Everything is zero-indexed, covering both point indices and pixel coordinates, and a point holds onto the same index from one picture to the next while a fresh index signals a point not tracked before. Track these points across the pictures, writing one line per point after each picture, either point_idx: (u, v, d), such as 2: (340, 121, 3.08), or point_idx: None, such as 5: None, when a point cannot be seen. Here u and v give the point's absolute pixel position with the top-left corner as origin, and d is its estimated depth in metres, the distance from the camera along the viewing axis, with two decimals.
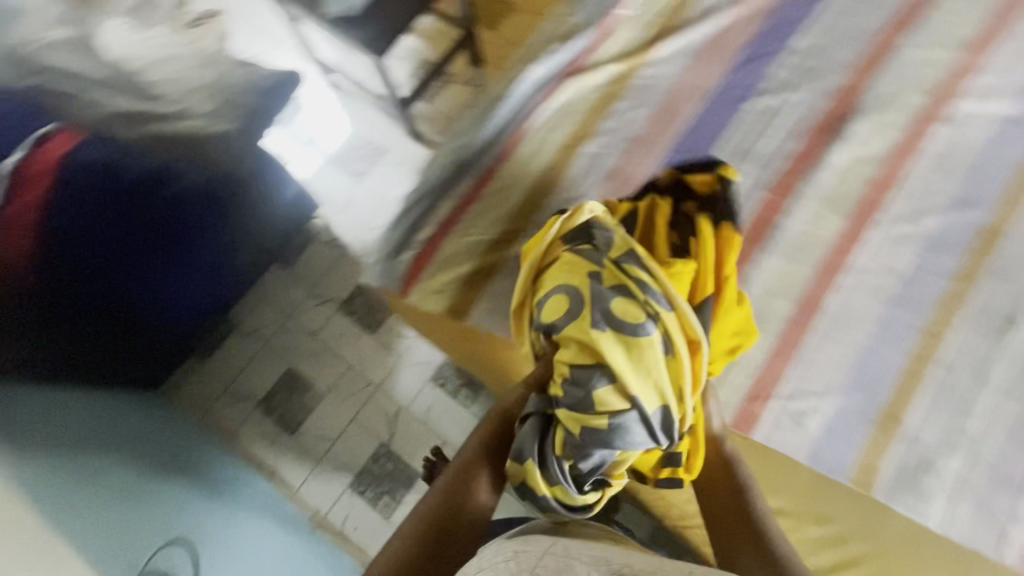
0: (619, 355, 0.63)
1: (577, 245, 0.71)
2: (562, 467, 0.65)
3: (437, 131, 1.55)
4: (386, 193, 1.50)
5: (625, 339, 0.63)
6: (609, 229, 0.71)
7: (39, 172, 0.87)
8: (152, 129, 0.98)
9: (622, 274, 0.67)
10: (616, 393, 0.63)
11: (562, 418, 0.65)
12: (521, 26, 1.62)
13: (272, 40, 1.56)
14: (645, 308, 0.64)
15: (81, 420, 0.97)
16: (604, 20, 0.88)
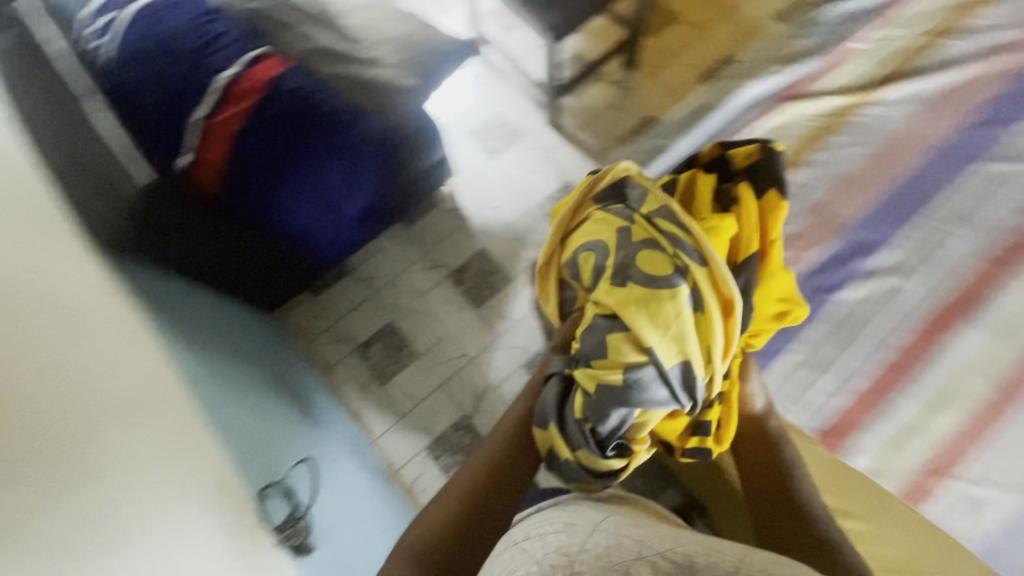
0: (638, 303, 0.62)
1: (608, 207, 0.72)
2: (582, 431, 0.63)
3: (578, 126, 1.55)
4: (518, 175, 1.51)
5: (648, 288, 0.62)
6: (643, 190, 0.71)
7: (248, 90, 0.92)
8: (349, 72, 1.02)
9: (652, 229, 0.66)
10: (631, 345, 0.61)
11: (581, 374, 0.64)
12: (686, 41, 1.61)
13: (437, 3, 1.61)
14: (673, 261, 0.63)
15: (225, 330, 1.03)
16: (836, 49, 0.91)
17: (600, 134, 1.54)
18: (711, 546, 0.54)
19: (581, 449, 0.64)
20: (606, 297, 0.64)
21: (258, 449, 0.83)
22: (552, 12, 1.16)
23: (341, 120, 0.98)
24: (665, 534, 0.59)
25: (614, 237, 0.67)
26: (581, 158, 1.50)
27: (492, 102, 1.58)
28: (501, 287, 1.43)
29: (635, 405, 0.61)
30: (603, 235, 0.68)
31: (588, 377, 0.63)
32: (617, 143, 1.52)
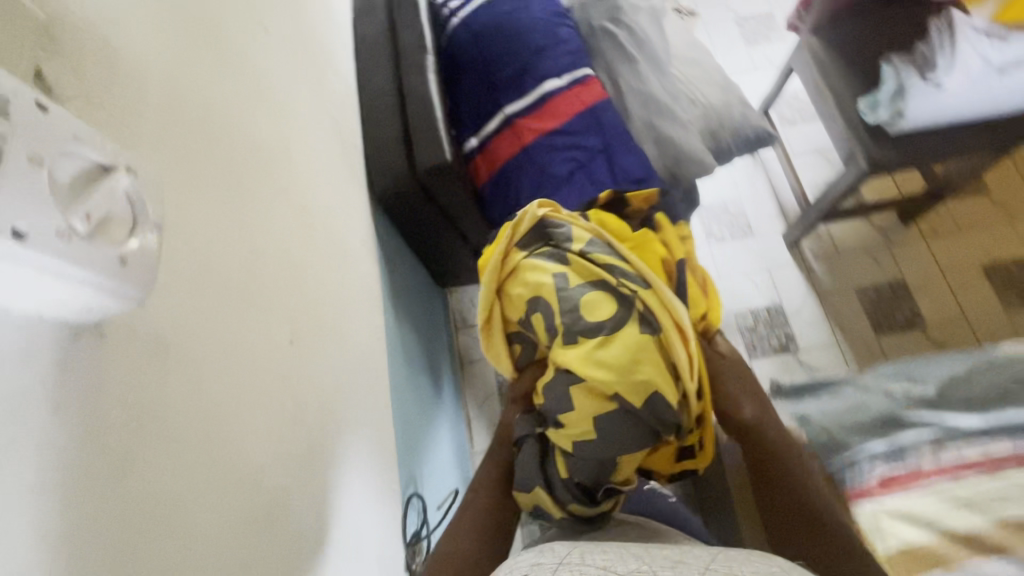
0: (602, 350, 0.67)
1: (535, 252, 0.76)
2: (565, 485, 0.68)
3: (815, 253, 1.39)
4: (725, 274, 1.40)
5: (607, 333, 0.68)
6: (563, 229, 0.76)
7: (565, 106, 0.90)
8: (658, 127, 0.94)
9: (588, 269, 0.72)
10: (594, 395, 0.66)
11: (555, 438, 0.69)
12: (989, 222, 1.38)
13: (746, 65, 1.64)
14: (619, 296, 0.69)
15: (420, 314, 1.03)
16: None
17: (834, 272, 1.37)
18: (688, 561, 0.41)
19: (573, 503, 0.69)
20: (569, 351, 0.68)
21: (419, 474, 0.82)
22: (886, 148, 1.01)
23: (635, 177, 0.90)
24: (643, 549, 0.46)
25: (553, 288, 0.71)
26: (803, 290, 1.36)
27: (737, 190, 1.47)
28: None
29: (613, 451, 0.66)
30: (544, 289, 0.72)
31: (562, 436, 0.68)
32: (849, 292, 1.35)
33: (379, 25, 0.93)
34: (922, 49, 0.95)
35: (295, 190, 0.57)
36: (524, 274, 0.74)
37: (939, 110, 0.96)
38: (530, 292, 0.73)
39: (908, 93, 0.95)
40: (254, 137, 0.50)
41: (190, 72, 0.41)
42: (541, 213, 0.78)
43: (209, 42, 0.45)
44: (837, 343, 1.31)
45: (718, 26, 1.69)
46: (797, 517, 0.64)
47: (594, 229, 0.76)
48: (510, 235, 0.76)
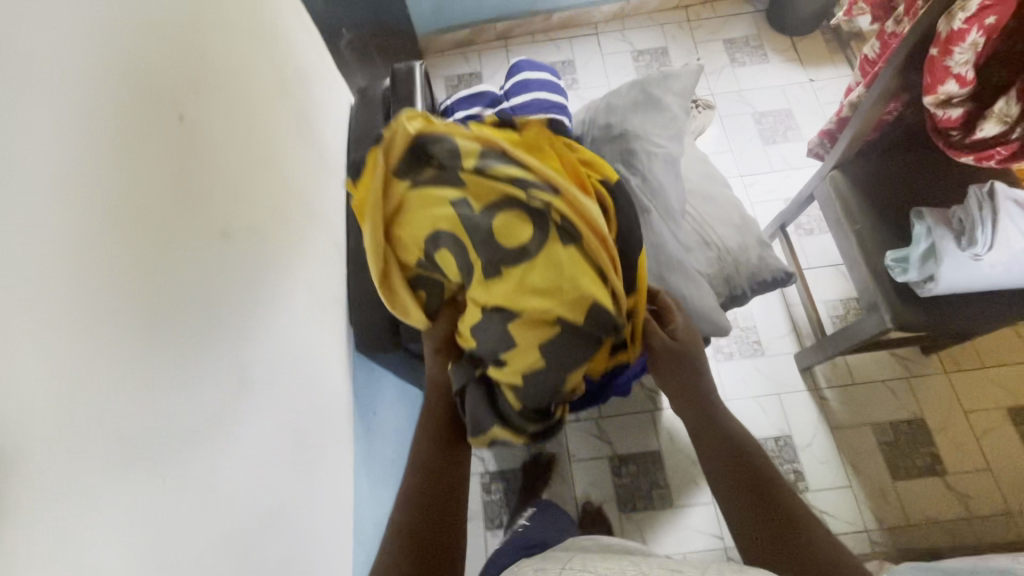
0: (529, 277, 0.58)
1: (421, 181, 0.61)
2: (520, 414, 0.65)
3: (829, 380, 1.31)
4: (733, 395, 1.32)
5: (526, 257, 0.57)
6: (442, 144, 0.59)
7: None
8: (669, 282, 0.86)
9: (487, 188, 0.59)
10: (529, 323, 0.59)
11: (501, 376, 0.63)
12: (1013, 360, 1.30)
13: (761, 164, 1.58)
14: (529, 213, 0.58)
15: (397, 458, 0.95)
16: None
17: (849, 404, 1.29)
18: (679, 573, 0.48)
19: (531, 426, 0.68)
20: (496, 286, 0.59)
21: None
22: (913, 311, 0.93)
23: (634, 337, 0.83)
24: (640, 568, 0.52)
25: (455, 221, 0.59)
26: (812, 419, 1.28)
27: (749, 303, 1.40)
28: (659, 505, 1.24)
29: (565, 373, 0.61)
30: (449, 224, 0.60)
31: (509, 374, 0.62)
32: (864, 428, 1.26)
33: None
34: (958, 215, 0.88)
35: (234, 465, 0.51)
36: (418, 209, 0.62)
37: (976, 274, 0.86)
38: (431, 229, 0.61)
39: (942, 257, 0.86)
40: (180, 427, 0.44)
41: (110, 404, 0.37)
42: (413, 124, 0.60)
43: (145, 336, 0.41)
44: (850, 486, 1.22)
45: (735, 122, 1.64)
46: (749, 488, 0.62)
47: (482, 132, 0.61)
48: (387, 159, 0.61)
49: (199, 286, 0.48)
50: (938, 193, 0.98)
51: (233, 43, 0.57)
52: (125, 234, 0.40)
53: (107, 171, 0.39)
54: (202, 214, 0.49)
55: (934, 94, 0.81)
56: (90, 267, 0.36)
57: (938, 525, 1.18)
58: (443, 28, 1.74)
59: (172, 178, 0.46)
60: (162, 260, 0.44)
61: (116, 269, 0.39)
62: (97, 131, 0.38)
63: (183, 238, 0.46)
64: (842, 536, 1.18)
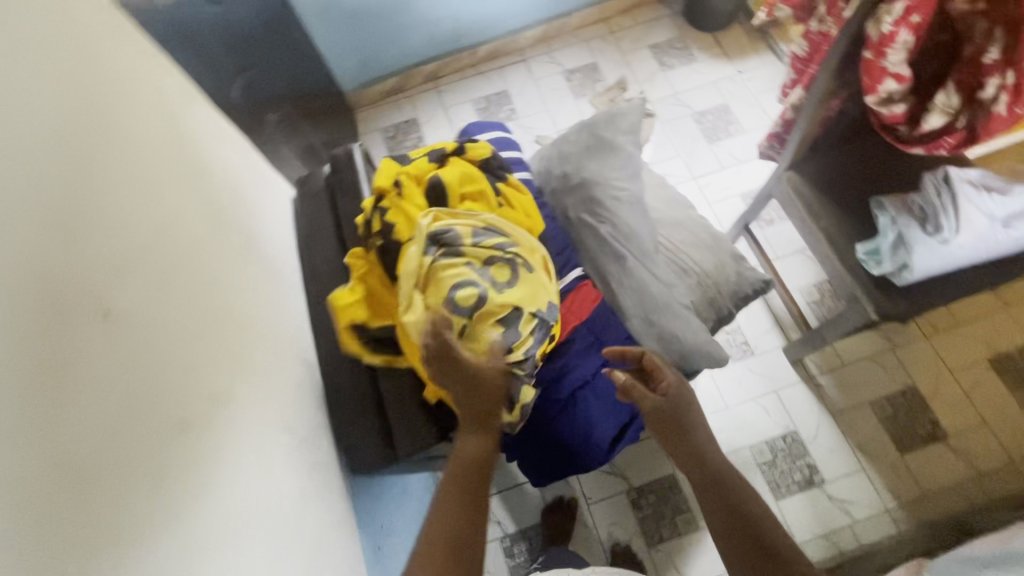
0: (533, 296, 0.68)
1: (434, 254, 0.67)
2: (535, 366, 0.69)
3: (820, 367, 1.32)
4: (733, 402, 1.31)
5: (526, 289, 0.67)
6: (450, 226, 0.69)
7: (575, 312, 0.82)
8: (660, 324, 0.83)
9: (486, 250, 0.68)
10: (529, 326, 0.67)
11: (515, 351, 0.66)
12: (984, 314, 1.34)
13: (711, 163, 1.59)
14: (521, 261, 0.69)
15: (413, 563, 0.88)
16: None
17: (845, 388, 1.30)
18: None
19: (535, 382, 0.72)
20: (513, 296, 0.66)
21: None
22: (895, 300, 0.93)
23: None
24: None
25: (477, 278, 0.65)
26: (813, 410, 1.29)
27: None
28: (685, 531, 1.21)
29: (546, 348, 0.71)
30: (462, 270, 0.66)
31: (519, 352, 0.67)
32: (862, 408, 1.28)
33: (331, 254, 0.82)
34: (918, 202, 0.91)
35: None
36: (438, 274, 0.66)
37: (950, 254, 0.87)
38: (450, 269, 0.66)
39: (912, 245, 0.87)
40: None
41: None
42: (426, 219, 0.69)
43: None
44: (863, 470, 1.23)
45: (677, 127, 1.65)
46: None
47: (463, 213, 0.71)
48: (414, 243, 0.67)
49: (166, 497, 0.41)
50: (892, 176, 1.00)
51: (143, 192, 0.50)
52: (71, 487, 0.33)
53: (38, 420, 0.31)
54: (153, 410, 0.42)
55: (875, 94, 0.81)
56: (39, 560, 0.29)
57: (952, 492, 1.20)
58: (369, 82, 1.69)
59: (113, 385, 0.39)
60: (125, 496, 0.37)
61: (72, 542, 0.32)
62: (19, 378, 0.31)
63: (144, 489, 0.39)
64: (865, 521, 1.19)
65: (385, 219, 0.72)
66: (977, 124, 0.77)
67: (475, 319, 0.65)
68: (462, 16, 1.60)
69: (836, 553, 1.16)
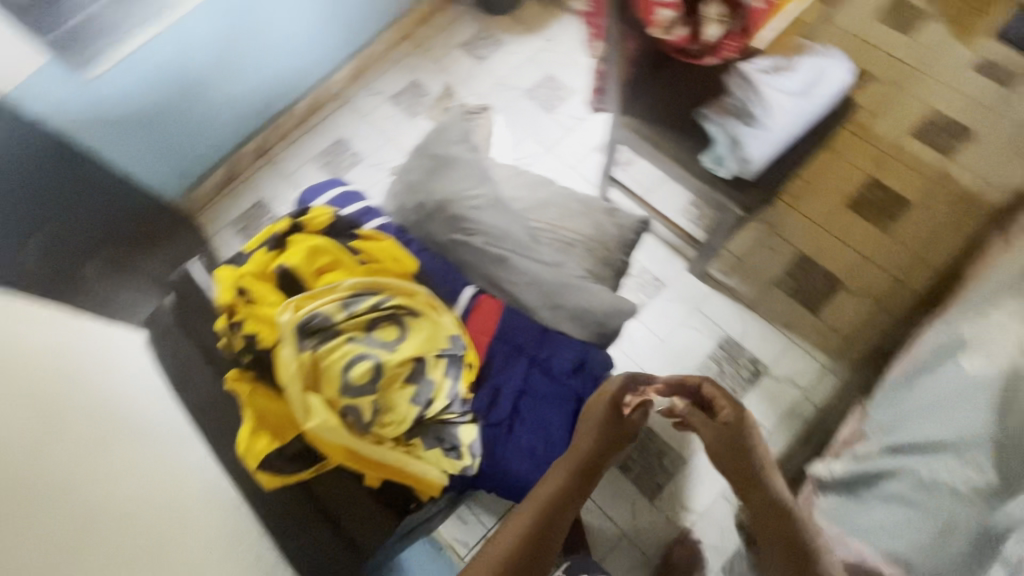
0: (430, 337, 0.67)
1: (311, 347, 0.64)
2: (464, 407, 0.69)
3: (724, 271, 1.42)
4: (667, 335, 1.37)
5: (420, 336, 0.67)
6: (315, 311, 0.65)
7: (482, 325, 0.81)
8: (565, 303, 0.84)
9: (363, 318, 0.66)
10: (438, 370, 0.67)
11: (436, 400, 0.66)
12: (828, 168, 1.50)
13: (558, 132, 1.64)
14: (402, 310, 0.68)
15: None
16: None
17: (750, 280, 1.40)
18: None
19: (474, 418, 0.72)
20: (410, 350, 0.65)
21: None
22: (750, 193, 1.01)
23: (577, 367, 0.82)
24: None
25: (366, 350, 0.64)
26: (733, 310, 1.38)
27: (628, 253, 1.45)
28: (676, 469, 1.25)
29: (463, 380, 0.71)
30: (348, 351, 0.64)
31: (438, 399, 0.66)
32: (771, 290, 1.39)
33: (213, 384, 0.74)
34: (732, 102, 0.98)
35: None
36: (326, 365, 0.63)
37: (773, 139, 0.96)
38: (335, 356, 0.64)
39: (744, 141, 0.95)
40: None
41: None
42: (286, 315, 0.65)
43: None
44: (792, 343, 1.34)
45: (516, 111, 1.68)
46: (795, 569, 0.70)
47: (323, 288, 0.68)
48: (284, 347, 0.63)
49: None
50: (698, 80, 1.06)
51: (21, 369, 0.55)
52: None
53: None
54: None
55: (654, 24, 0.87)
56: None
57: (867, 327, 1.33)
58: (195, 182, 1.55)
59: None
60: None
61: None
62: None
63: None
64: (813, 385, 1.30)
65: (243, 332, 0.66)
66: (746, 20, 0.87)
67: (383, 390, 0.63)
68: (262, 84, 1.52)
69: (802, 423, 1.26)
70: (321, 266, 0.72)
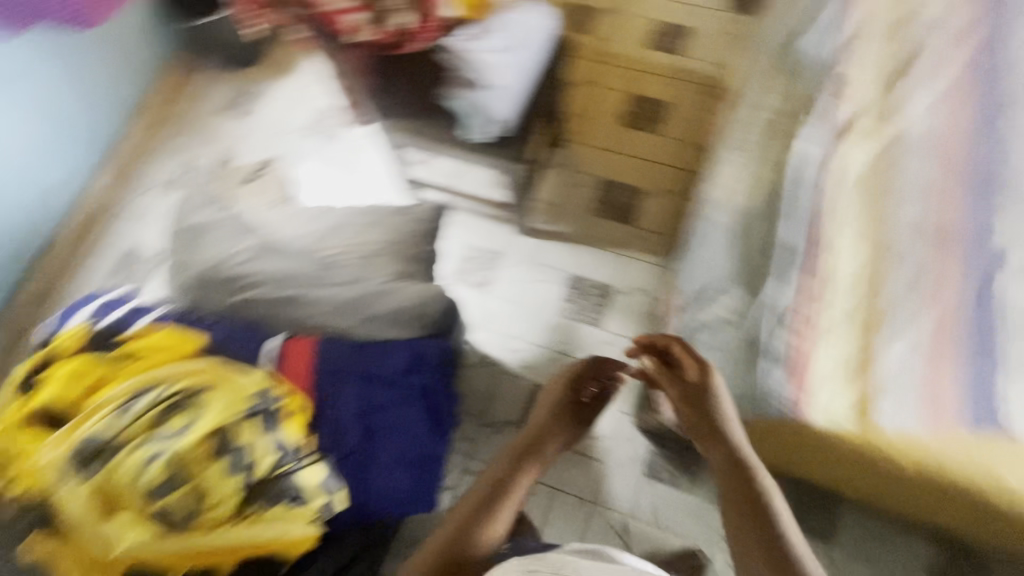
0: (225, 406, 0.65)
1: (94, 471, 0.60)
2: (298, 455, 0.67)
3: (547, 220, 1.50)
4: (521, 297, 1.43)
5: (215, 408, 0.64)
6: (85, 434, 0.61)
7: (298, 364, 0.80)
8: (379, 311, 0.87)
9: (144, 418, 0.63)
10: (246, 433, 0.65)
11: (257, 463, 0.65)
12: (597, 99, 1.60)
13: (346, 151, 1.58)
14: (186, 391, 0.65)
15: None
16: None
17: (570, 218, 1.51)
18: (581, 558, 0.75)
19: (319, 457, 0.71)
20: (206, 428, 0.63)
21: None
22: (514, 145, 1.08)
23: (411, 364, 0.85)
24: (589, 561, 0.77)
25: (156, 449, 0.61)
26: (567, 251, 1.48)
27: (452, 237, 1.49)
28: None
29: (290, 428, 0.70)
30: (136, 458, 0.61)
31: (259, 460, 0.65)
32: (590, 220, 1.51)
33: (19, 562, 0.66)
34: (458, 74, 1.04)
35: None
36: (119, 480, 0.60)
37: (513, 97, 1.06)
38: (123, 469, 0.60)
39: (486, 104, 1.03)
40: None
41: None
42: (55, 451, 0.60)
43: None
44: (624, 256, 1.47)
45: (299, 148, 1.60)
46: (750, 524, 0.70)
47: (91, 407, 0.63)
48: (66, 484, 0.60)
49: None
50: (427, 68, 1.03)
51: None
52: None
53: None
54: None
55: None
56: None
57: (676, 217, 1.50)
58: None
59: None
60: None
61: None
62: None
63: None
64: (654, 284, 1.44)
65: (19, 490, 0.62)
66: None
67: (192, 477, 0.62)
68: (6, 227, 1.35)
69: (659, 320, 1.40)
70: (87, 384, 0.66)
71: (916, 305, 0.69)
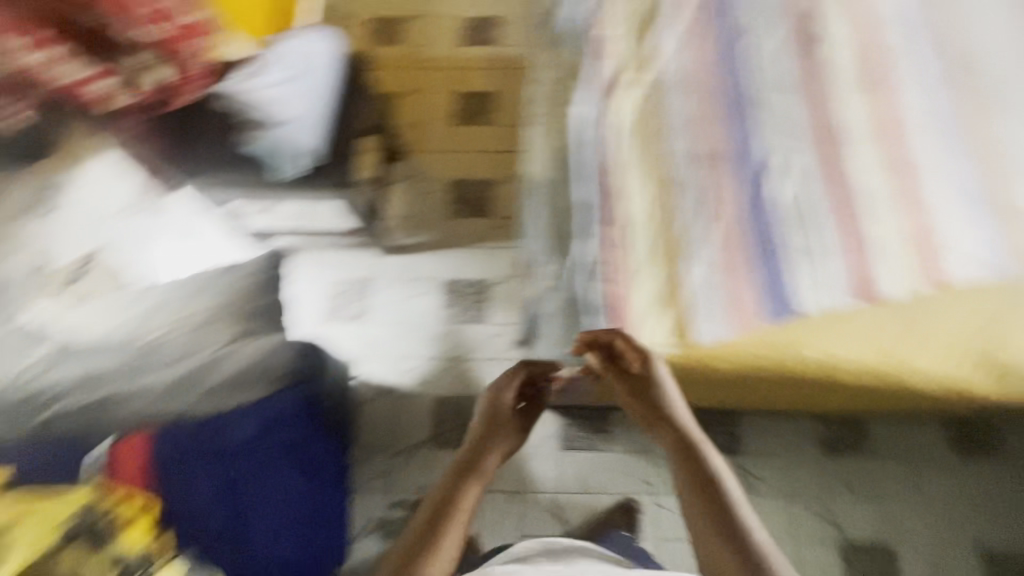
0: (36, 541, 0.60)
1: None
2: (145, 560, 0.66)
3: (408, 233, 1.45)
4: (400, 317, 1.40)
5: (21, 547, 0.59)
6: None
7: (130, 464, 0.76)
8: (217, 381, 0.84)
9: None
10: (70, 559, 0.61)
11: None
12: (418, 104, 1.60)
13: None
14: None
15: None
16: None
17: (430, 225, 1.46)
18: None
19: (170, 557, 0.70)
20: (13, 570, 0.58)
21: None
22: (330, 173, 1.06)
23: (265, 428, 0.84)
24: None
25: None
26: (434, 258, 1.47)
27: (300, 283, 1.41)
28: None
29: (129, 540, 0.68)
30: None
31: None
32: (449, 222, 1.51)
33: None
34: (246, 115, 0.99)
35: None
36: None
37: (315, 121, 1.02)
38: None
39: (286, 137, 1.00)
40: None
41: None
42: None
43: None
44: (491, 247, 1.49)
45: None
46: (704, 511, 0.68)
47: None
48: None
49: None
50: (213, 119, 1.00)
51: None
52: None
53: None
54: None
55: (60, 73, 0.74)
56: None
57: None
58: None
59: None
60: None
61: None
62: None
63: None
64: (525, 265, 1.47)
65: None
66: None
67: None
68: None
69: None
70: None
71: (704, 223, 0.76)
